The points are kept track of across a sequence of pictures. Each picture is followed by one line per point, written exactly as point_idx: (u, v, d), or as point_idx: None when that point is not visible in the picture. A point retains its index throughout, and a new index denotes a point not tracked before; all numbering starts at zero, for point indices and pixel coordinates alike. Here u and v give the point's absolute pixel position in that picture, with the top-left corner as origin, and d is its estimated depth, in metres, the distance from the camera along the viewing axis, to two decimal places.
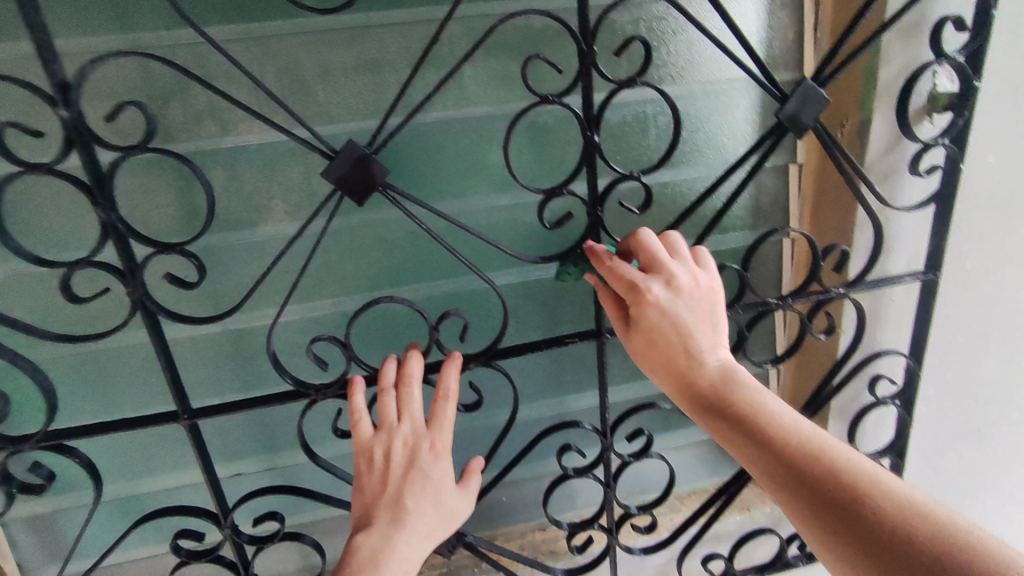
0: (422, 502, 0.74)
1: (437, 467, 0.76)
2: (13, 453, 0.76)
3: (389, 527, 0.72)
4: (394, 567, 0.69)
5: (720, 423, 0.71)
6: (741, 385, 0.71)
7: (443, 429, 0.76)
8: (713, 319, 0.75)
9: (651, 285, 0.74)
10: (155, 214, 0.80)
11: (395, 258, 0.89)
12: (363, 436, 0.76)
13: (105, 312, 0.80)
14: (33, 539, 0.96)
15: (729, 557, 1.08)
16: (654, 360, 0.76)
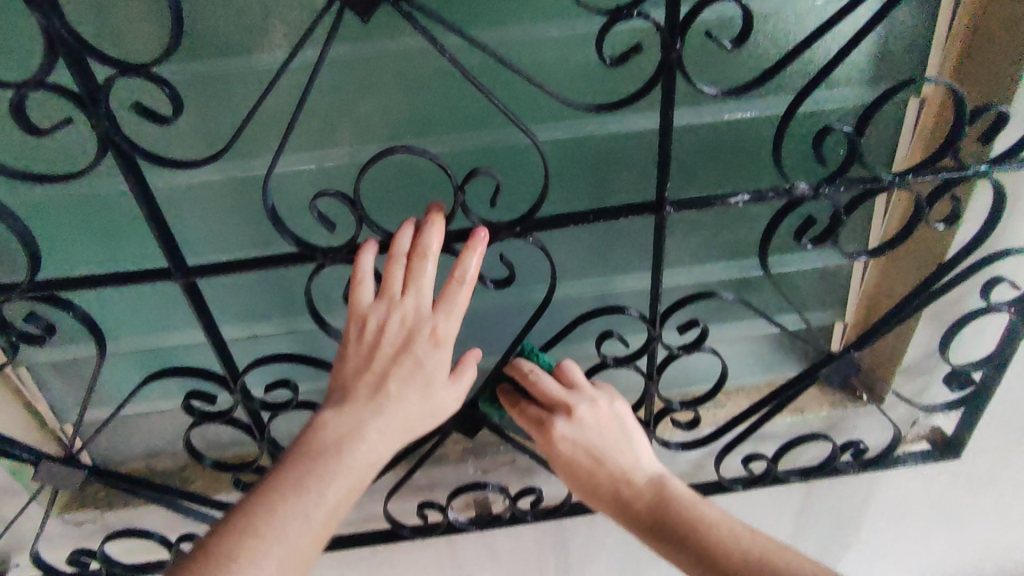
0: (407, 390, 0.69)
1: (434, 356, 0.69)
2: (3, 300, 0.70)
3: (364, 410, 0.68)
4: (359, 456, 0.66)
5: (655, 537, 0.77)
6: (668, 492, 0.79)
7: (450, 315, 0.67)
8: (622, 435, 0.83)
9: (553, 419, 0.81)
10: (124, 28, 0.66)
11: (418, 101, 0.73)
12: (361, 302, 0.68)
13: (83, 150, 0.69)
14: (58, 383, 0.97)
15: (775, 459, 1.01)
16: (585, 490, 0.83)
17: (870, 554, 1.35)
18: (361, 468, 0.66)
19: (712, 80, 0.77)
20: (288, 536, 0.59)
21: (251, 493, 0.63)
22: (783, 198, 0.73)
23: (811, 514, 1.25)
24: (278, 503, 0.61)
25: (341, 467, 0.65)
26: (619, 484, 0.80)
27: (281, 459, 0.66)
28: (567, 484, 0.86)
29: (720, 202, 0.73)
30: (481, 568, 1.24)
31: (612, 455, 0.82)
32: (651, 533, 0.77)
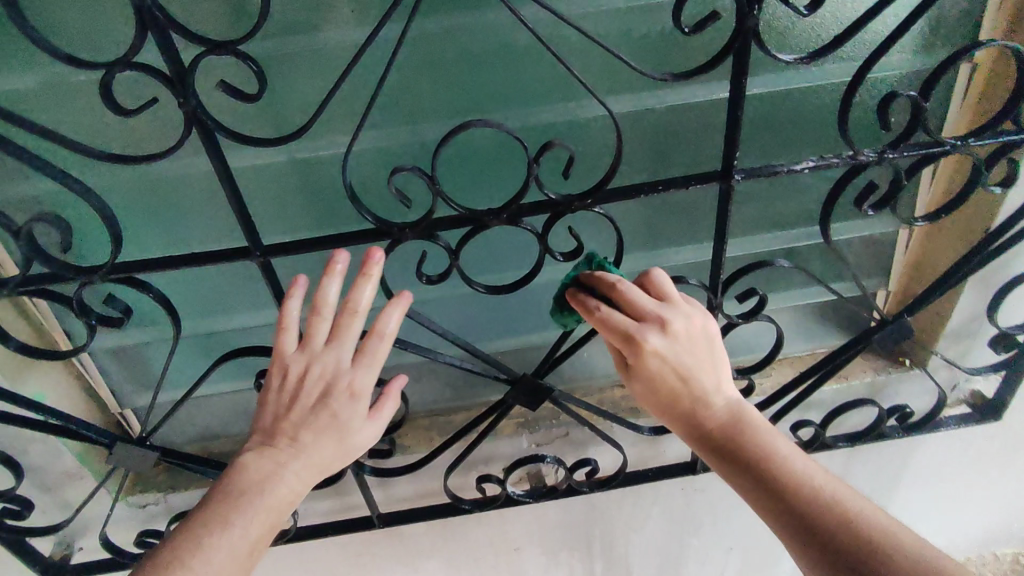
0: (321, 438, 0.75)
1: (351, 406, 0.76)
2: (85, 283, 0.71)
3: (285, 453, 0.73)
4: (277, 494, 0.71)
5: (722, 462, 0.72)
6: (751, 424, 0.72)
7: (368, 368, 0.75)
8: (711, 354, 0.75)
9: (648, 332, 0.72)
10: (200, 7, 0.66)
11: (484, 77, 0.74)
12: (285, 353, 0.75)
13: (158, 133, 0.71)
14: (120, 367, 0.99)
15: (822, 425, 1.04)
16: (656, 404, 0.75)
17: (907, 515, 1.39)
18: (277, 505, 0.71)
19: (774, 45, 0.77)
20: (217, 560, 0.65)
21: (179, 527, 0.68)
22: (845, 165, 0.74)
23: (852, 479, 1.28)
24: (204, 535, 0.66)
25: (262, 503, 0.70)
26: (698, 403, 0.73)
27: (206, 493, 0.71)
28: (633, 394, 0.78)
29: (782, 170, 0.74)
30: (530, 539, 1.28)
31: (696, 376, 0.74)
32: (721, 454, 0.72)
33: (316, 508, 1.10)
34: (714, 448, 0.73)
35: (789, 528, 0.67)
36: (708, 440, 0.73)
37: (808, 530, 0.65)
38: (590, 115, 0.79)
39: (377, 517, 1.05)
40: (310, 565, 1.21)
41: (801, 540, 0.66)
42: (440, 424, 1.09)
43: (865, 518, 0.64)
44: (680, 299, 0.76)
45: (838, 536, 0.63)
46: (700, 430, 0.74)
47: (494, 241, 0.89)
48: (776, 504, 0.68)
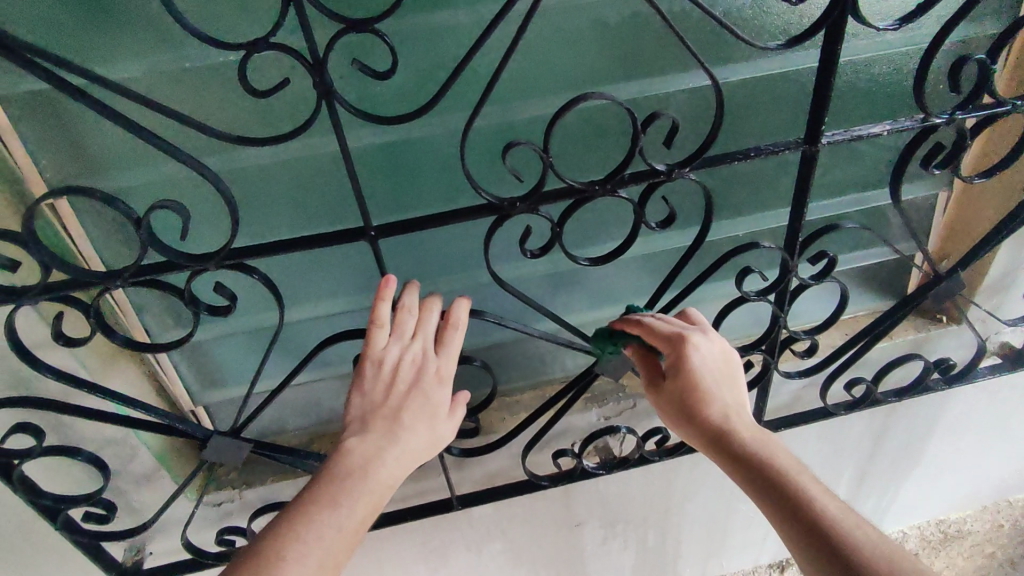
0: (417, 422, 0.74)
1: (439, 392, 0.75)
2: (198, 271, 0.71)
3: (382, 439, 0.71)
4: (381, 477, 0.69)
5: (735, 461, 0.75)
6: (771, 441, 0.76)
7: (451, 356, 0.76)
8: (736, 375, 0.83)
9: (691, 336, 0.81)
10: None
11: (573, 57, 0.78)
12: (375, 345, 0.73)
13: (284, 114, 0.74)
14: (191, 366, 0.97)
15: (875, 382, 1.08)
16: (682, 404, 0.81)
17: (935, 468, 1.46)
18: (382, 489, 0.68)
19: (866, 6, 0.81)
20: (323, 540, 0.62)
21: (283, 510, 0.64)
22: (916, 127, 0.79)
23: (889, 435, 1.35)
24: (314, 512, 0.63)
25: (365, 486, 0.67)
26: (721, 407, 0.79)
27: (310, 480, 0.68)
28: (662, 396, 0.83)
29: (861, 133, 0.78)
30: (590, 515, 1.30)
31: (724, 390, 0.80)
32: (735, 454, 0.75)
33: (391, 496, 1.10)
34: (733, 456, 0.75)
35: (794, 528, 0.67)
36: (728, 448, 0.76)
37: (812, 529, 0.66)
38: (684, 87, 0.83)
39: (456, 498, 1.06)
40: (379, 554, 1.21)
41: (798, 535, 0.67)
42: (510, 404, 1.11)
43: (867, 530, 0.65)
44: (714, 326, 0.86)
45: (840, 538, 0.64)
46: (722, 436, 0.77)
47: (589, 216, 0.94)
48: (783, 502, 0.69)
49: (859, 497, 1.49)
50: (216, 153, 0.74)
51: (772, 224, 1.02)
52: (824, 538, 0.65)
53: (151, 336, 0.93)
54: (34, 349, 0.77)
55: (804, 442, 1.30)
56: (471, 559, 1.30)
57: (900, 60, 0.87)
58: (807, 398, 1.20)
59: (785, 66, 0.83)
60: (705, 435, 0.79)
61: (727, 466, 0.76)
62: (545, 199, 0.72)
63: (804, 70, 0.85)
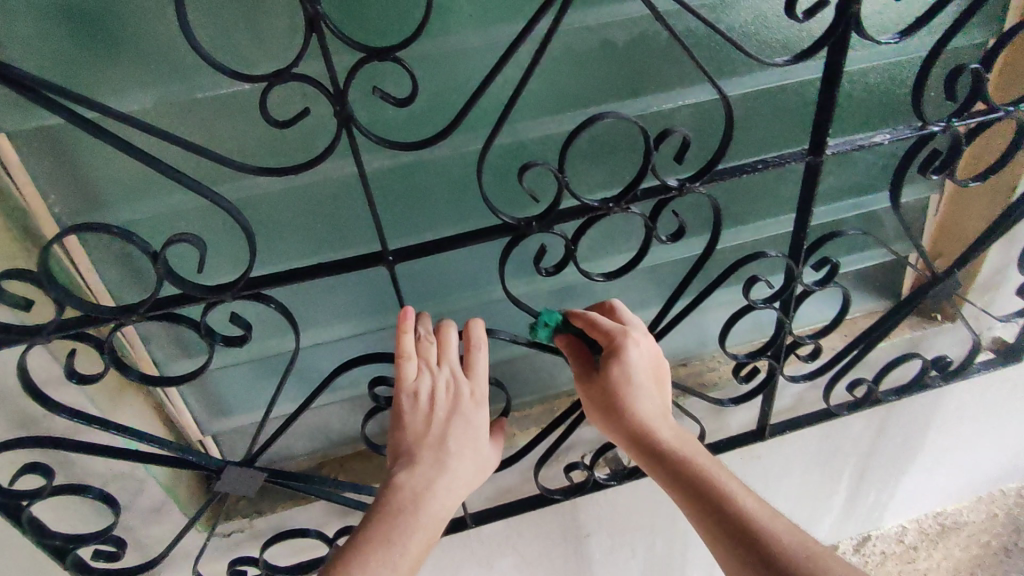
0: (464, 448, 0.75)
1: (478, 414, 0.77)
2: (214, 302, 0.70)
3: (431, 470, 0.72)
4: (432, 512, 0.69)
5: (661, 466, 0.78)
6: (692, 444, 0.79)
7: (481, 376, 0.78)
8: (660, 375, 0.83)
9: (622, 338, 0.80)
10: (351, 23, 0.67)
11: (583, 76, 0.78)
12: (406, 378, 0.74)
13: (293, 144, 0.74)
14: (199, 395, 0.96)
15: (875, 382, 1.10)
16: (611, 407, 0.81)
17: (932, 462, 1.49)
18: (434, 522, 0.69)
19: (864, 16, 0.84)
20: None
21: (338, 552, 0.65)
22: (915, 135, 0.80)
23: (888, 432, 1.37)
24: (366, 553, 0.64)
25: (419, 522, 0.68)
26: (649, 411, 0.80)
27: (361, 520, 0.69)
28: (590, 395, 0.83)
29: (863, 142, 0.79)
30: (600, 526, 1.30)
31: (652, 390, 0.82)
32: (661, 458, 0.78)
33: None
34: (659, 458, 0.78)
35: (712, 528, 0.72)
36: (654, 452, 0.78)
37: (730, 529, 0.71)
38: (693, 102, 0.83)
39: (469, 516, 1.06)
40: None
41: (717, 532, 0.72)
42: (520, 419, 1.11)
43: (779, 527, 0.70)
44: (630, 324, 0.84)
45: (754, 539, 0.69)
46: (648, 438, 0.79)
47: (601, 230, 0.95)
48: (703, 504, 0.73)
49: (860, 493, 1.51)
50: (229, 181, 0.73)
51: (773, 232, 1.03)
52: (740, 537, 0.70)
53: (159, 367, 0.91)
54: (42, 385, 0.75)
55: (806, 442, 1.32)
56: None
57: (893, 70, 0.90)
58: (809, 401, 1.22)
59: (798, 77, 0.85)
60: (631, 436, 0.80)
61: (652, 468, 0.79)
62: (564, 216, 0.72)
63: (808, 82, 0.86)
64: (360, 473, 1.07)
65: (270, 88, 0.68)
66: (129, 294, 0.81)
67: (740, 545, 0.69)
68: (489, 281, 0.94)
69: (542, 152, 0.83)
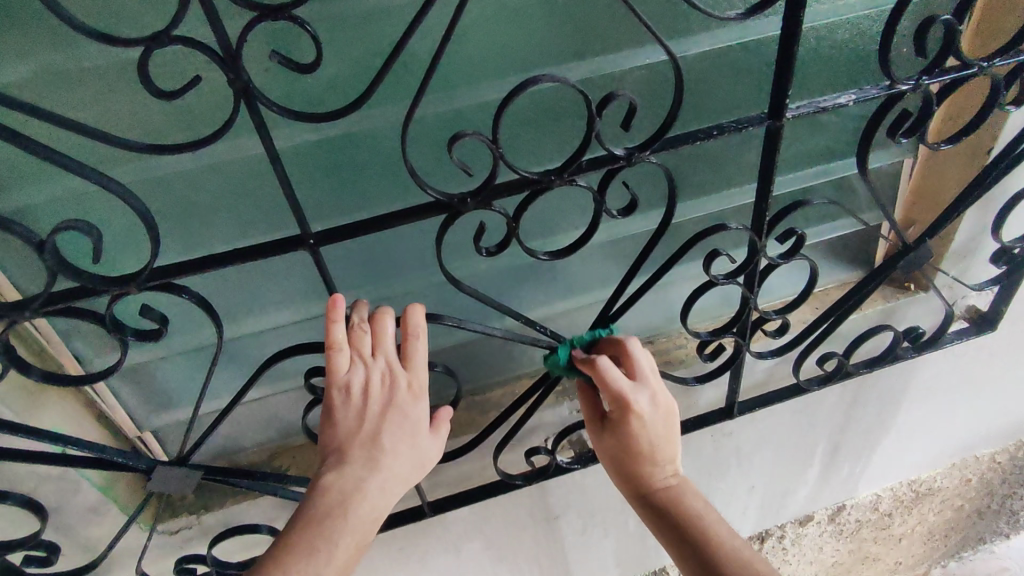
0: (399, 443, 0.71)
1: (416, 407, 0.73)
2: (119, 295, 0.64)
3: (363, 469, 0.68)
4: (362, 514, 0.66)
5: (661, 524, 0.80)
6: (688, 497, 0.81)
7: (419, 368, 0.73)
8: (669, 432, 0.82)
9: (634, 401, 0.79)
10: None
11: (521, 36, 0.71)
12: (337, 371, 0.70)
13: (200, 117, 0.67)
14: (131, 390, 0.90)
15: (846, 356, 1.06)
16: (620, 463, 0.83)
17: (906, 431, 1.48)
18: (364, 525, 0.66)
19: None
20: None
21: (260, 560, 0.62)
22: (882, 95, 0.74)
23: (861, 404, 1.35)
24: (288, 561, 0.61)
25: (346, 525, 0.65)
26: (655, 469, 0.82)
27: (286, 522, 0.66)
28: (603, 447, 0.86)
29: (826, 104, 0.73)
30: (569, 507, 1.28)
31: (658, 450, 0.82)
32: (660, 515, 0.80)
33: None
34: (659, 514, 0.80)
35: None
36: (654, 507, 0.81)
37: None
38: (644, 63, 0.77)
39: (427, 505, 1.02)
40: None
41: None
42: (479, 404, 1.07)
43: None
44: (645, 375, 0.81)
45: None
46: (649, 497, 0.82)
47: (552, 203, 0.89)
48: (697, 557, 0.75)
49: (834, 465, 1.50)
50: (130, 161, 0.66)
51: (737, 202, 0.98)
52: None
53: (82, 363, 0.85)
54: None
55: (778, 417, 1.29)
56: (450, 560, 1.27)
57: (860, 25, 0.83)
58: (779, 376, 1.19)
59: (763, 32, 0.78)
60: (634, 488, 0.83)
61: (654, 523, 0.81)
62: (500, 192, 0.66)
63: (769, 39, 0.80)
64: (312, 464, 1.03)
65: (160, 53, 0.60)
66: (36, 288, 0.75)
67: None
68: (435, 261, 0.89)
69: (481, 121, 0.77)
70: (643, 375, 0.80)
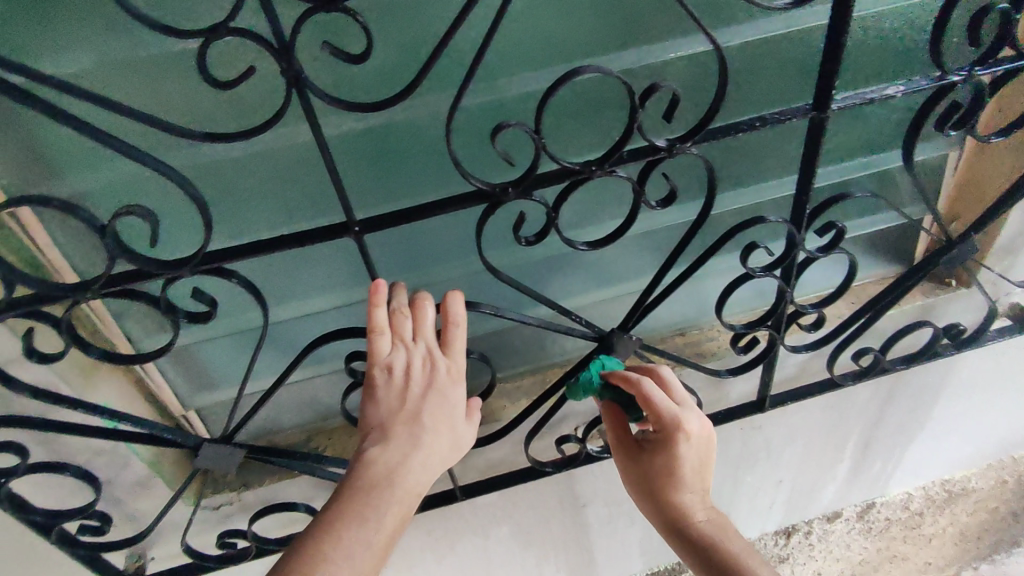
0: (438, 423, 0.74)
1: (454, 389, 0.76)
2: (172, 278, 0.66)
3: (405, 445, 0.71)
4: (407, 485, 0.69)
5: (695, 553, 0.81)
6: (724, 528, 0.82)
7: (458, 353, 0.76)
8: (708, 460, 0.84)
9: (681, 425, 0.80)
10: None
11: (564, 26, 0.71)
12: (380, 353, 0.72)
13: (251, 106, 0.69)
14: (178, 370, 0.94)
15: (882, 351, 1.04)
16: (655, 486, 0.85)
17: (941, 430, 1.45)
18: (409, 497, 0.69)
19: None
20: (351, 561, 0.61)
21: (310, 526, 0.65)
22: (931, 86, 0.72)
23: (895, 401, 1.33)
24: (337, 528, 0.63)
25: (392, 496, 0.67)
26: (693, 496, 0.83)
27: (332, 492, 0.68)
28: (636, 469, 0.88)
29: (873, 95, 0.72)
30: (596, 496, 1.29)
31: (696, 477, 0.84)
32: (693, 543, 0.81)
33: None
34: (692, 540, 0.81)
35: None
36: (686, 534, 0.82)
37: None
38: (686, 53, 0.77)
39: (459, 489, 1.04)
40: None
41: None
42: (509, 391, 1.08)
43: None
44: (690, 402, 0.83)
45: None
46: (681, 522, 0.83)
47: (589, 194, 0.89)
48: None
49: (865, 462, 1.48)
50: (184, 149, 0.68)
51: (775, 194, 0.97)
52: None
53: (133, 343, 0.88)
54: (5, 366, 0.73)
55: (810, 411, 1.28)
56: (478, 544, 1.29)
57: (910, 13, 0.81)
58: (812, 370, 1.17)
59: (810, 21, 0.77)
60: (670, 516, 0.84)
61: (687, 550, 0.82)
62: (542, 180, 0.66)
63: (815, 28, 0.78)
64: (348, 446, 1.05)
65: (215, 44, 0.62)
66: (92, 270, 0.78)
67: None
68: (471, 250, 0.90)
69: (522, 111, 0.77)
70: (685, 400, 0.83)
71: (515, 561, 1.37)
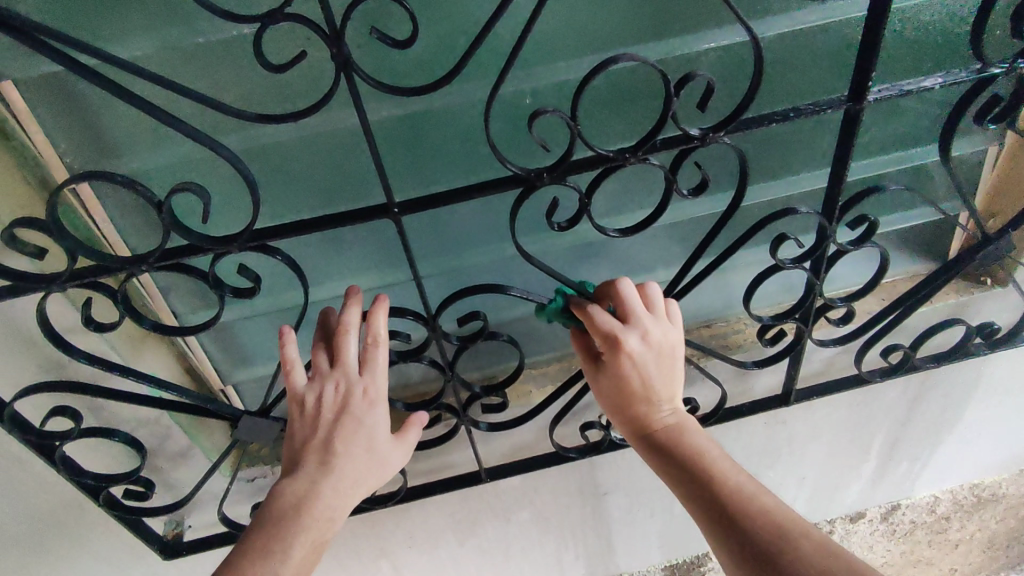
0: (352, 448, 0.74)
1: (371, 413, 0.75)
2: (221, 254, 0.69)
3: (316, 474, 0.73)
4: (317, 513, 0.71)
5: (665, 464, 0.78)
6: (688, 431, 0.79)
7: (376, 374, 0.75)
8: (671, 368, 0.80)
9: (628, 337, 0.77)
10: None
11: (602, 16, 0.73)
12: (295, 385, 0.76)
13: (297, 91, 0.71)
14: (219, 346, 0.98)
15: (912, 349, 1.03)
16: (617, 401, 0.81)
17: (971, 433, 1.43)
18: (320, 524, 0.71)
19: None
20: None
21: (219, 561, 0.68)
22: (971, 78, 0.72)
23: (924, 401, 1.31)
24: (242, 561, 0.65)
25: (302, 524, 0.69)
26: (652, 406, 0.80)
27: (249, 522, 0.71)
28: (599, 388, 0.83)
29: (910, 87, 0.71)
30: (617, 485, 1.30)
31: (659, 386, 0.79)
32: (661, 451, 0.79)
33: (420, 468, 1.12)
34: (659, 448, 0.79)
35: (713, 523, 0.72)
36: (653, 441, 0.79)
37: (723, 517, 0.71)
38: (721, 44, 0.77)
39: (484, 470, 1.07)
40: (409, 523, 1.23)
41: (726, 535, 0.70)
42: (535, 377, 1.10)
43: (772, 512, 0.70)
44: (653, 313, 0.80)
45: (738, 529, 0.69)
46: (647, 431, 0.80)
47: (620, 183, 0.90)
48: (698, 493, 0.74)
49: (891, 462, 1.47)
50: (234, 131, 0.72)
51: (807, 186, 0.97)
52: (730, 527, 0.70)
53: (178, 317, 0.92)
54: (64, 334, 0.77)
55: (835, 408, 1.27)
56: (500, 528, 1.32)
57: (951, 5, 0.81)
58: (840, 366, 1.17)
59: (848, 12, 0.77)
60: (636, 428, 0.81)
61: (657, 460, 0.79)
62: (575, 167, 0.67)
63: (853, 19, 0.78)
64: None
65: (267, 30, 0.65)
66: (143, 246, 0.82)
67: (732, 539, 0.69)
68: (503, 235, 0.92)
69: (557, 99, 0.79)
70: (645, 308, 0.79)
71: (535, 546, 1.40)
